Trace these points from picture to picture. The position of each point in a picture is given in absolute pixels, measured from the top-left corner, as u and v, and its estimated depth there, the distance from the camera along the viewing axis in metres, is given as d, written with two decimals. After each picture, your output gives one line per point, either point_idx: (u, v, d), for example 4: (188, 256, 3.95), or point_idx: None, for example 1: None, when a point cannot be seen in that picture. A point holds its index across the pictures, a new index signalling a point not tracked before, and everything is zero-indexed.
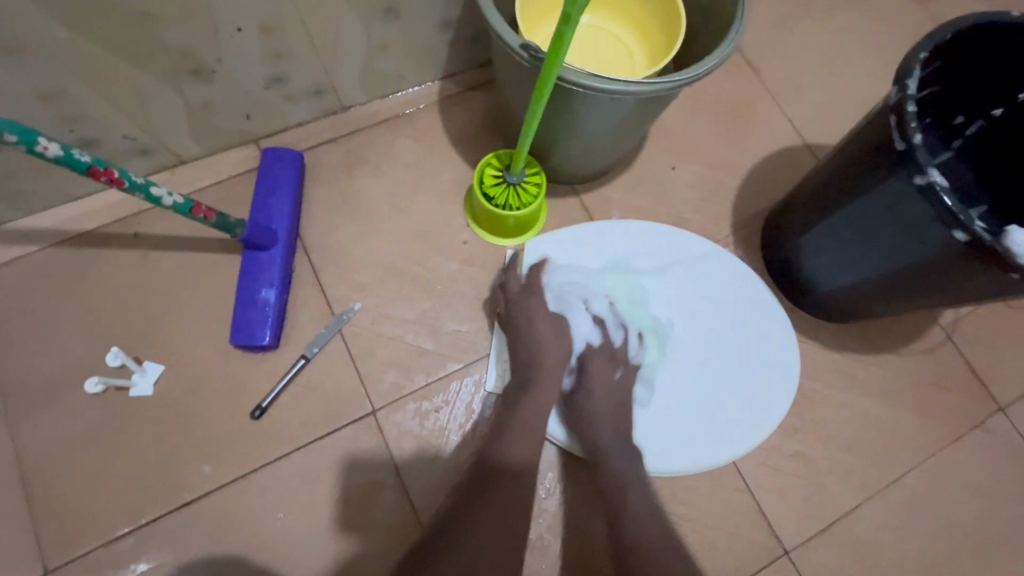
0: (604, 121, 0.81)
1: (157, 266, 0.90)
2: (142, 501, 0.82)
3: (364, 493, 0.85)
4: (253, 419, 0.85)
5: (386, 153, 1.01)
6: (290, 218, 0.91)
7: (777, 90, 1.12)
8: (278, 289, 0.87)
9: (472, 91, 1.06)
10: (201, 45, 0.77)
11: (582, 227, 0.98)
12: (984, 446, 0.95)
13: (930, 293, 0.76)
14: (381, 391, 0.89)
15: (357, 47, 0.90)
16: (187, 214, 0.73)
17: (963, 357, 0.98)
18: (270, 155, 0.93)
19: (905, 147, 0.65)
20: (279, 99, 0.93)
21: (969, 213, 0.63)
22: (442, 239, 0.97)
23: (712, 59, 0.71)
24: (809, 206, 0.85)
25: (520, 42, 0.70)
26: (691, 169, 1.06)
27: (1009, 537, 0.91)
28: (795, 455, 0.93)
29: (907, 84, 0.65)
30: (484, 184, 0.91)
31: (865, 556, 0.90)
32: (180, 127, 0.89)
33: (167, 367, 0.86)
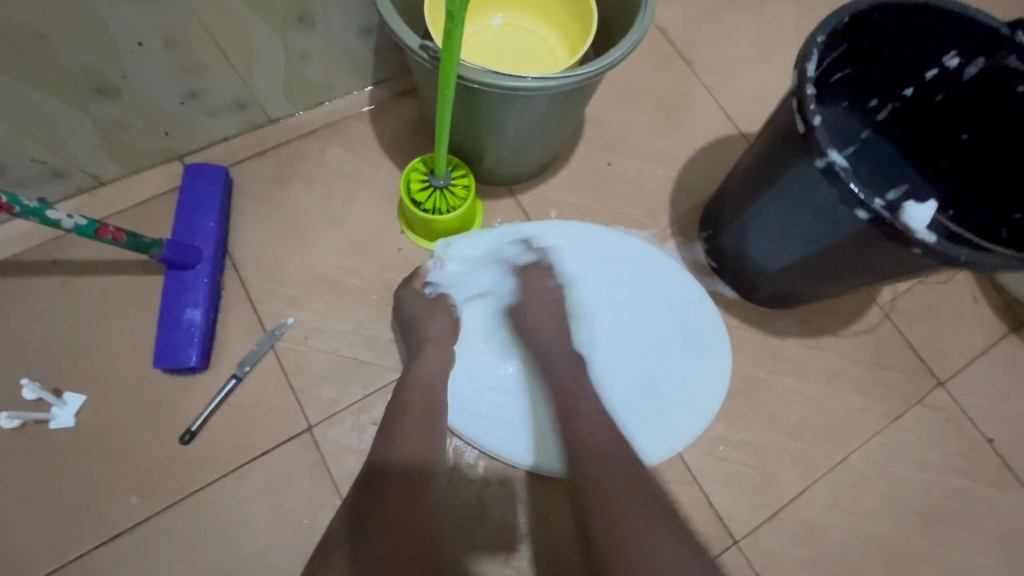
0: (524, 120, 0.81)
1: (77, 293, 0.87)
2: (70, 535, 0.79)
3: (304, 513, 0.83)
4: (184, 444, 0.83)
5: (316, 164, 0.99)
6: (215, 235, 0.89)
7: (709, 82, 1.12)
8: (204, 308, 0.85)
9: (403, 97, 1.05)
10: (101, 61, 0.75)
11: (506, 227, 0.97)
12: (926, 422, 0.95)
13: (854, 274, 0.76)
14: (317, 406, 0.87)
15: (274, 58, 0.88)
16: (92, 236, 0.71)
17: (902, 335, 0.99)
18: (192, 172, 0.91)
19: (806, 129, 0.65)
20: (198, 114, 0.91)
21: (869, 193, 0.63)
22: (376, 248, 0.95)
23: (619, 51, 0.71)
24: (738, 190, 0.85)
25: (420, 43, 0.70)
26: (627, 164, 1.05)
27: (954, 511, 0.92)
28: (740, 443, 0.93)
29: (806, 67, 0.66)
30: (412, 189, 0.89)
31: (812, 538, 0.90)
32: (94, 147, 0.87)
33: (92, 397, 0.84)
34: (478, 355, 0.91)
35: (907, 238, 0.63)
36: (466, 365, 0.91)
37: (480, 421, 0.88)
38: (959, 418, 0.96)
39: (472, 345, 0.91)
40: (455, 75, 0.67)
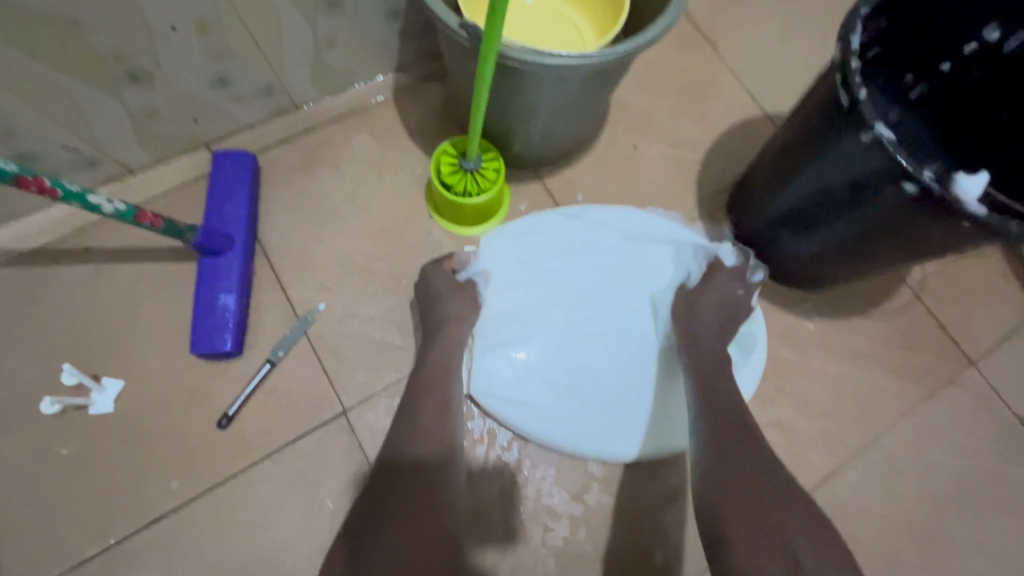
0: (558, 102, 0.80)
1: (111, 280, 0.88)
2: (112, 519, 0.80)
3: (341, 496, 0.84)
4: (221, 428, 0.84)
5: (342, 150, 0.99)
6: (247, 221, 0.89)
7: (734, 63, 1.11)
8: (238, 294, 0.85)
9: (427, 82, 1.04)
10: (135, 46, 0.75)
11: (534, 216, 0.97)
12: (958, 402, 0.95)
13: (894, 252, 0.76)
14: (351, 391, 0.87)
15: (302, 43, 0.87)
16: (131, 222, 0.71)
17: (932, 315, 0.99)
18: (222, 159, 0.91)
19: (850, 102, 0.65)
20: (226, 100, 0.91)
21: (917, 166, 0.62)
22: (405, 234, 0.95)
23: (657, 28, 0.71)
24: (769, 171, 0.85)
25: (458, 22, 0.69)
26: (653, 147, 1.05)
27: (987, 490, 0.92)
28: (772, 424, 0.93)
29: (850, 39, 0.65)
30: (442, 173, 0.89)
31: (845, 518, 0.90)
32: (124, 134, 0.87)
33: (129, 383, 0.85)
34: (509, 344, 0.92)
35: (958, 210, 0.62)
36: (498, 354, 0.91)
37: (510, 406, 0.89)
38: (991, 399, 0.96)
39: (499, 331, 0.92)
40: (495, 54, 0.67)
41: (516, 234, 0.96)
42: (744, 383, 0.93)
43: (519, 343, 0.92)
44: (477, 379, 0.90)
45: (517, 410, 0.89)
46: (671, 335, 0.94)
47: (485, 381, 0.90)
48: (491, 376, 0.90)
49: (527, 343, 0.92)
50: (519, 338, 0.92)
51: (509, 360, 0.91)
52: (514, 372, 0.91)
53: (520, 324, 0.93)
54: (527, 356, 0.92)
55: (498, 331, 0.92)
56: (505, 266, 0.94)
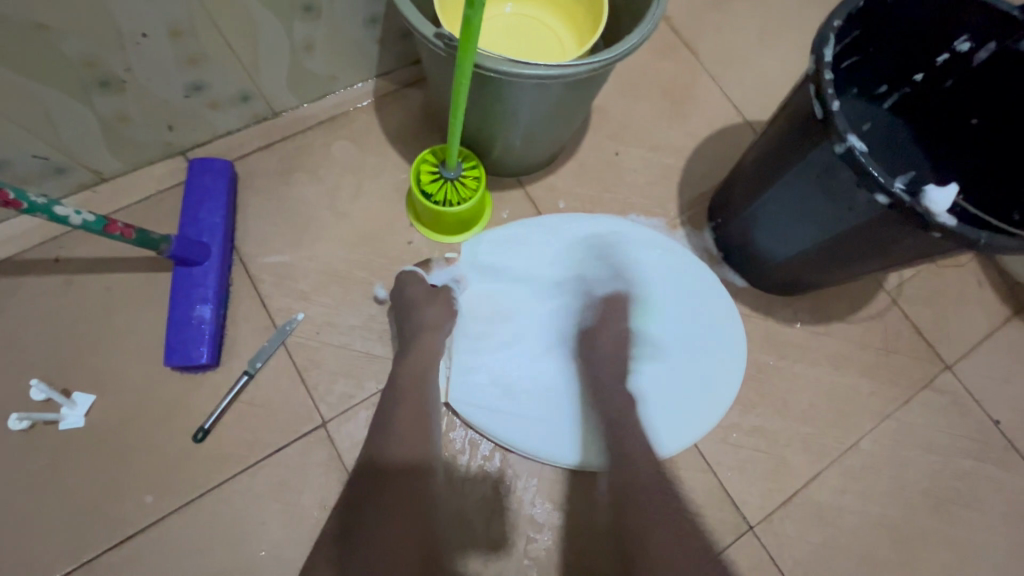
0: (537, 110, 0.80)
1: (82, 291, 0.86)
2: (83, 536, 0.78)
3: (321, 509, 0.83)
4: (197, 441, 0.82)
5: (322, 157, 0.98)
6: (223, 230, 0.87)
7: (714, 70, 1.12)
8: (214, 305, 0.84)
9: (408, 88, 1.03)
10: (104, 53, 0.73)
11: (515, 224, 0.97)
12: (934, 405, 0.97)
13: (868, 260, 0.77)
14: (331, 401, 0.86)
15: (279, 49, 0.86)
16: (101, 232, 0.69)
17: (908, 319, 1.00)
18: (198, 166, 0.89)
19: (825, 113, 0.65)
20: (201, 107, 0.89)
21: (890, 177, 0.63)
22: (385, 241, 0.95)
23: (634, 38, 0.71)
24: (747, 178, 0.86)
25: (436, 31, 0.69)
26: (634, 154, 1.05)
27: (963, 492, 0.93)
28: (754, 430, 0.93)
29: (823, 52, 0.66)
30: (422, 181, 0.88)
31: (825, 522, 0.91)
32: (96, 142, 0.85)
33: (102, 396, 0.83)
34: (492, 354, 0.92)
35: (927, 221, 0.63)
36: (480, 366, 0.91)
37: (491, 416, 0.89)
38: (966, 401, 0.97)
39: (480, 342, 0.92)
40: (472, 64, 0.67)
41: (497, 245, 0.95)
42: (727, 389, 0.94)
43: (502, 353, 0.92)
44: (458, 391, 0.89)
45: (498, 420, 0.89)
46: (652, 342, 0.95)
47: (466, 392, 0.90)
48: (472, 387, 0.90)
49: (508, 352, 0.92)
50: (500, 348, 0.92)
51: (491, 371, 0.91)
52: (496, 382, 0.91)
53: (502, 334, 0.93)
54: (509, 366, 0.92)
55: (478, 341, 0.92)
56: (485, 276, 0.94)
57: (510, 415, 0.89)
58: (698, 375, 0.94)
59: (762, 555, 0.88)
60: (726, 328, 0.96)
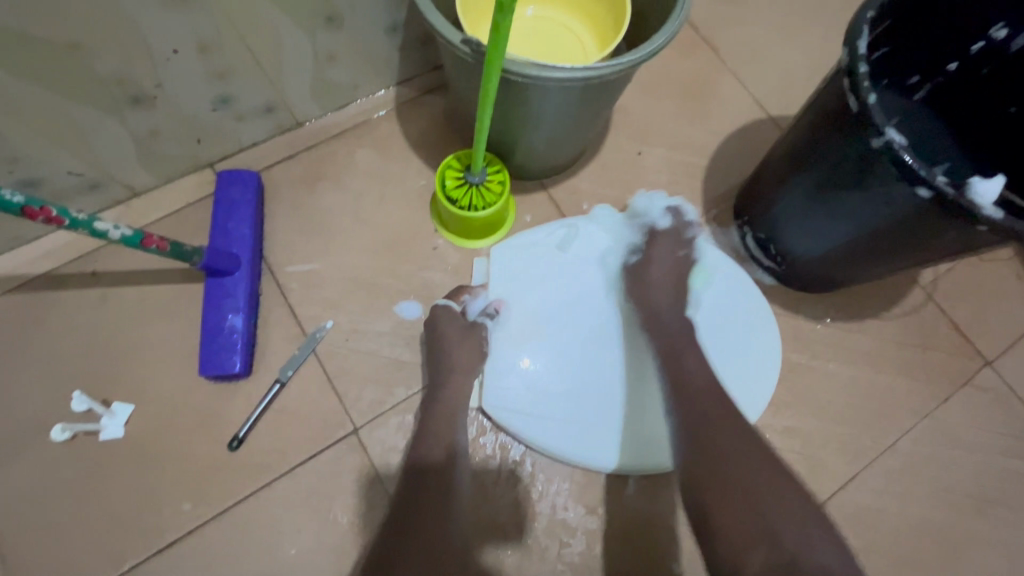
0: (562, 113, 0.80)
1: (118, 304, 0.88)
2: (125, 544, 0.80)
3: (354, 515, 0.83)
4: (232, 450, 0.83)
5: (346, 165, 0.99)
6: (252, 240, 0.89)
7: (735, 66, 1.11)
8: (245, 315, 0.85)
9: (429, 94, 1.04)
10: (136, 70, 0.75)
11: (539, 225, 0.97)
12: (975, 402, 0.94)
13: (906, 255, 0.75)
14: (362, 408, 0.87)
15: (303, 61, 0.87)
16: (138, 246, 0.71)
17: (945, 315, 0.98)
18: (226, 178, 0.91)
19: (859, 107, 0.64)
20: (229, 120, 0.91)
21: (931, 170, 0.61)
22: (411, 248, 0.95)
23: (660, 37, 0.70)
24: (776, 175, 0.84)
25: (461, 37, 0.69)
26: (657, 153, 1.04)
27: (1008, 491, 0.91)
28: (788, 430, 0.92)
29: (857, 44, 0.64)
30: (446, 185, 0.89)
31: (864, 524, 0.88)
32: (128, 158, 0.87)
33: (139, 406, 0.84)
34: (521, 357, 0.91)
35: (972, 215, 0.61)
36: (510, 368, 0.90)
37: (519, 416, 0.88)
38: (1008, 398, 0.94)
39: (506, 342, 0.91)
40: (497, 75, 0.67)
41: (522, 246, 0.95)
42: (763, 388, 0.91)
43: (531, 355, 0.91)
44: (486, 391, 0.89)
45: (526, 420, 0.88)
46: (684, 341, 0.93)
47: (493, 391, 0.89)
48: (499, 386, 0.89)
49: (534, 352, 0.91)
50: (528, 349, 0.91)
51: (522, 372, 0.90)
52: (527, 385, 0.90)
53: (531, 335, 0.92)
54: (537, 367, 0.91)
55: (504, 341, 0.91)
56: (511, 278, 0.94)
57: (538, 416, 0.88)
58: (730, 373, 0.92)
59: None
60: (759, 325, 0.94)
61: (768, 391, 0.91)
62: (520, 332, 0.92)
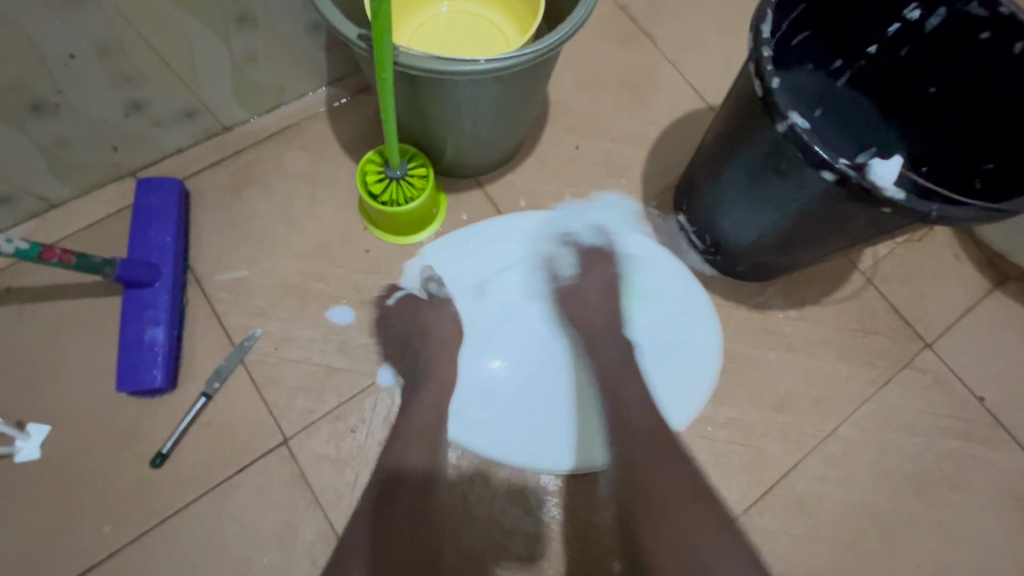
0: (479, 107, 0.78)
1: (34, 320, 0.84)
2: (43, 570, 0.77)
3: (286, 529, 0.81)
4: (155, 467, 0.81)
5: (275, 169, 0.96)
6: (173, 249, 0.86)
7: (673, 56, 1.10)
8: (166, 326, 0.82)
9: (361, 94, 1.01)
10: (31, 77, 0.72)
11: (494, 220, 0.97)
12: (915, 383, 0.94)
13: (829, 240, 0.74)
14: (292, 418, 0.85)
15: (218, 63, 0.85)
16: (36, 259, 0.68)
17: (885, 299, 0.98)
18: (145, 187, 0.88)
19: (764, 91, 0.63)
20: (145, 126, 0.88)
21: (833, 153, 0.60)
22: (342, 251, 0.93)
23: (567, 27, 0.69)
24: (705, 162, 0.84)
25: (358, 32, 0.66)
26: (595, 146, 1.03)
27: (949, 473, 0.91)
28: (729, 421, 0.91)
29: (761, 27, 0.63)
30: (367, 182, 0.87)
31: (806, 511, 0.88)
32: (38, 168, 0.83)
33: (56, 426, 0.81)
34: (480, 356, 0.91)
35: (874, 196, 0.60)
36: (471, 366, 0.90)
37: (482, 416, 0.88)
38: (947, 379, 0.94)
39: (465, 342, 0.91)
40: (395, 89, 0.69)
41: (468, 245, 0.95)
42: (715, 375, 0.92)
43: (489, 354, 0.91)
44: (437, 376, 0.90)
45: (488, 420, 0.88)
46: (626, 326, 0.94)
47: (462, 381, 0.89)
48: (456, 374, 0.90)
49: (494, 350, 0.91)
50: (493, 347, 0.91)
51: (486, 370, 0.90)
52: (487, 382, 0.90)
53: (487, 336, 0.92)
54: (499, 367, 0.91)
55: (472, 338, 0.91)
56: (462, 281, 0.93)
57: (494, 418, 0.88)
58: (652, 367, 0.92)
59: None
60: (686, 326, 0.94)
61: (723, 381, 0.92)
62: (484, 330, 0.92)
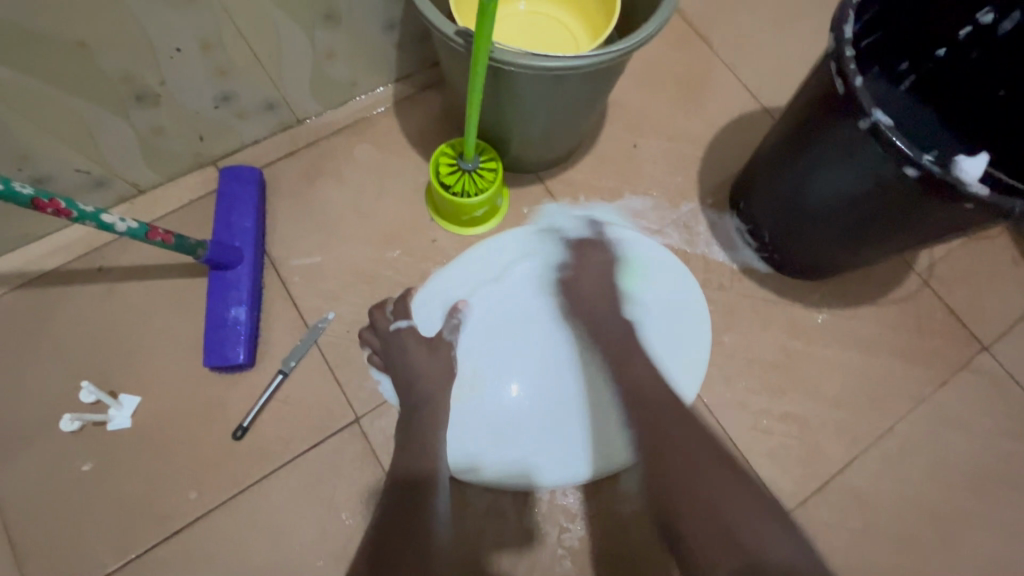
0: (555, 104, 0.81)
1: (125, 298, 0.90)
2: (133, 532, 0.81)
3: (357, 504, 0.84)
4: (235, 440, 0.85)
5: (346, 161, 1.01)
6: (254, 234, 0.90)
7: (729, 58, 1.12)
8: (248, 307, 0.86)
9: (427, 91, 1.05)
10: (140, 68, 0.77)
11: (492, 239, 0.97)
12: (972, 385, 0.94)
13: (897, 236, 0.75)
14: (363, 397, 0.88)
15: (303, 59, 0.89)
16: (143, 239, 0.73)
17: (942, 300, 0.98)
18: (229, 174, 0.92)
19: (846, 90, 0.65)
20: (231, 117, 0.92)
21: (918, 150, 0.63)
22: (410, 240, 0.97)
23: (649, 27, 0.72)
24: (767, 160, 0.86)
25: (453, 28, 0.70)
26: (652, 145, 1.06)
27: (1007, 475, 0.91)
28: (785, 416, 0.92)
29: (843, 29, 0.66)
30: (440, 173, 0.90)
31: (862, 506, 0.89)
32: (134, 155, 0.89)
33: (145, 398, 0.86)
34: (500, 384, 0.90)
35: (959, 191, 0.62)
36: (491, 397, 0.90)
37: (498, 447, 0.88)
38: (1005, 381, 0.95)
39: (482, 376, 0.90)
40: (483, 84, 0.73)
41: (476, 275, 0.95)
42: (772, 368, 0.94)
43: (507, 381, 0.91)
44: (456, 414, 0.89)
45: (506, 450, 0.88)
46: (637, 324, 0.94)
47: (460, 438, 0.88)
48: (475, 411, 0.89)
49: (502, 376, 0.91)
50: (502, 379, 0.91)
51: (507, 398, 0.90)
52: (509, 409, 0.89)
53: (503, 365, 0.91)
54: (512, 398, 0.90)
55: (470, 378, 0.90)
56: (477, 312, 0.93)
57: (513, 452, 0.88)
58: (671, 355, 0.93)
59: None
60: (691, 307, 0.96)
61: (780, 375, 0.94)
62: (492, 364, 0.91)
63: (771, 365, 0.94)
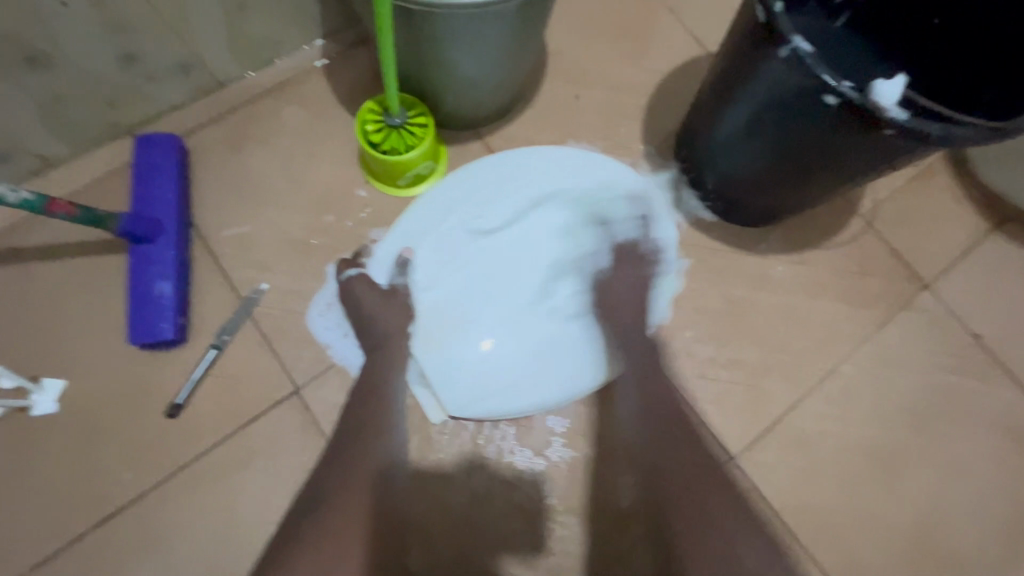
0: (478, 50, 0.77)
1: (42, 279, 0.85)
2: (68, 516, 0.79)
3: (300, 474, 0.83)
4: (171, 417, 0.82)
5: (273, 125, 0.95)
6: (176, 204, 0.86)
7: (674, 3, 1.08)
8: (173, 281, 0.83)
9: (357, 48, 1.00)
10: (25, 27, 0.71)
11: (447, 185, 0.94)
12: (913, 322, 0.95)
13: (831, 172, 0.74)
14: (303, 368, 0.86)
15: (213, 15, 0.83)
16: (42, 211, 0.69)
17: (885, 241, 0.98)
18: (144, 142, 0.87)
19: (767, 17, 0.63)
20: (141, 81, 0.87)
21: (836, 76, 0.61)
22: (345, 205, 0.93)
23: None
24: (703, 104, 0.84)
25: None
26: (596, 96, 1.02)
27: (945, 407, 0.93)
28: (731, 362, 0.93)
29: None
30: (368, 131, 0.86)
31: (807, 445, 0.91)
32: (34, 125, 0.83)
33: (72, 381, 0.83)
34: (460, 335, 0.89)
35: (878, 117, 0.61)
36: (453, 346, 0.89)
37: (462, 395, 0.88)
38: (945, 317, 0.96)
39: (441, 326, 0.89)
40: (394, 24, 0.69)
41: (430, 222, 0.92)
42: (718, 317, 0.94)
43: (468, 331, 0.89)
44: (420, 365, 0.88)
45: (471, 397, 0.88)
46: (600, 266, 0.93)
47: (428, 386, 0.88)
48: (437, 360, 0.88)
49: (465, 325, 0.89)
50: (467, 329, 0.89)
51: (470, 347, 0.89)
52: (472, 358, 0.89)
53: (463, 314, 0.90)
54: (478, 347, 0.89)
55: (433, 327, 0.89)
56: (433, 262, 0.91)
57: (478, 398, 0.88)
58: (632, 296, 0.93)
59: (745, 483, 0.89)
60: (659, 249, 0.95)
61: (726, 323, 0.94)
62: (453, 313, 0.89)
63: (716, 314, 0.94)
